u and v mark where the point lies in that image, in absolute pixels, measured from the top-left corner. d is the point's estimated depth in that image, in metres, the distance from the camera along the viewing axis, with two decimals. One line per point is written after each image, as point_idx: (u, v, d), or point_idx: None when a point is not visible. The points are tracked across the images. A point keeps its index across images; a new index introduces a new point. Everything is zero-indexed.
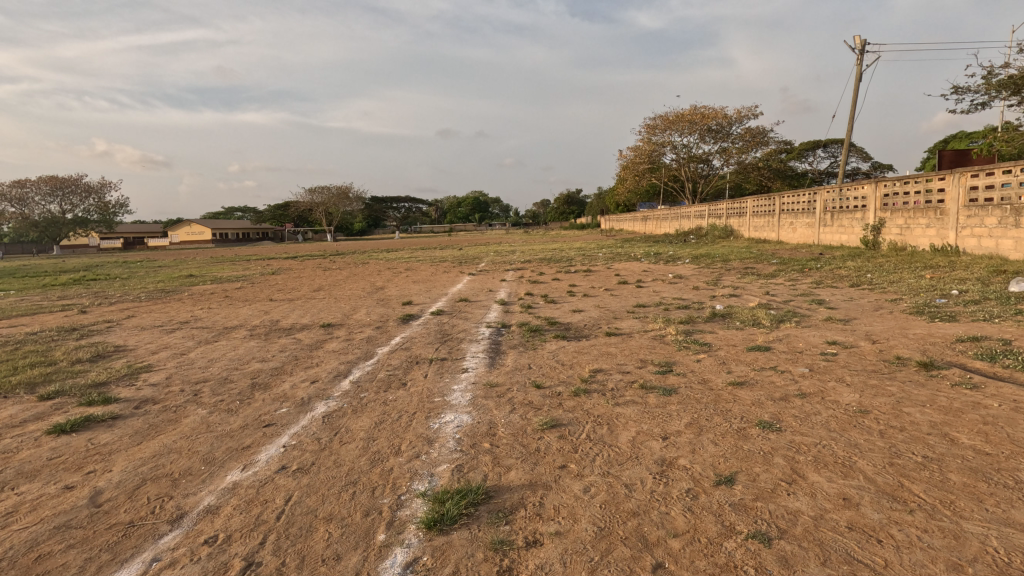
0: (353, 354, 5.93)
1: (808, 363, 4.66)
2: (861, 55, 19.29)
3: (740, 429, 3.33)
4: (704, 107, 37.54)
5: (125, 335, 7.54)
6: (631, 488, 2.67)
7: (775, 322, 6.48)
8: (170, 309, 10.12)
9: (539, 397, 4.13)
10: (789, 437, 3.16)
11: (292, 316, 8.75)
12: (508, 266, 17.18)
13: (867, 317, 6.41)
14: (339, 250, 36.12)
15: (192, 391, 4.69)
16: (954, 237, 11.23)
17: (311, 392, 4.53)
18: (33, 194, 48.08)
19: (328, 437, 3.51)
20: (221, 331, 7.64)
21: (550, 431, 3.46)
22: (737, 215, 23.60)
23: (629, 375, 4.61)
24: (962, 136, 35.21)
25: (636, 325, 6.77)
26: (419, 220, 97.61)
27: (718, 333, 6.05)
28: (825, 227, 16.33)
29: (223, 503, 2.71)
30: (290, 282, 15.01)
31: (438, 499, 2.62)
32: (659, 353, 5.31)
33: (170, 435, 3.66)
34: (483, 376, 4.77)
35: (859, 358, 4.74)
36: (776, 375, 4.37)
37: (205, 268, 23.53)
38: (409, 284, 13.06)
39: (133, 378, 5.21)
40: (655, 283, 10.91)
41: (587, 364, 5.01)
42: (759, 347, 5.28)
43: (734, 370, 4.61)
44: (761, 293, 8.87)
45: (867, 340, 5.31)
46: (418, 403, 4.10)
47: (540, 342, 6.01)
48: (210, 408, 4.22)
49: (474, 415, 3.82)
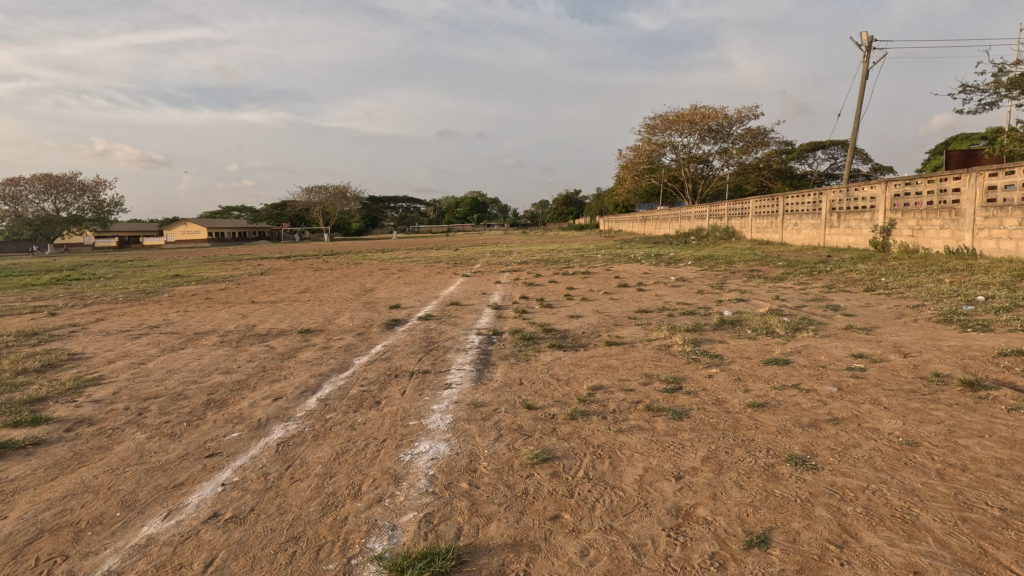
0: (326, 365, 5.37)
1: (835, 380, 4.12)
2: (867, 52, 18.74)
3: (769, 466, 2.79)
4: (704, 107, 37.06)
5: (85, 342, 6.95)
6: (640, 551, 2.13)
7: (790, 330, 5.91)
8: (142, 313, 9.52)
9: (529, 421, 3.58)
10: (829, 479, 2.61)
11: (270, 320, 8.17)
12: (503, 268, 16.57)
13: (891, 326, 5.86)
14: (336, 250, 35.41)
15: (136, 410, 4.12)
16: (970, 240, 10.69)
17: (271, 413, 3.97)
18: (26, 192, 47.40)
19: (278, 472, 2.97)
20: (190, 337, 7.04)
21: (540, 467, 2.91)
22: (739, 216, 23.04)
23: (633, 394, 4.05)
24: (965, 137, 34.87)
25: (639, 333, 6.23)
26: (417, 220, 96.86)
27: (729, 343, 5.50)
28: (832, 228, 15.78)
29: (127, 568, 2.15)
30: (277, 283, 14.44)
31: (395, 568, 2.07)
32: (666, 367, 4.75)
33: (92, 468, 3.10)
34: (468, 393, 4.21)
35: (891, 375, 4.19)
36: (801, 396, 3.82)
37: (195, 267, 22.89)
38: (399, 286, 12.49)
39: (77, 392, 4.64)
40: (657, 286, 10.36)
41: (585, 379, 4.44)
42: (777, 360, 4.75)
43: (752, 389, 4.06)
44: (771, 298, 8.29)
45: (897, 354, 4.76)
46: (390, 428, 3.53)
47: (533, 352, 5.45)
48: (151, 432, 3.65)
49: (453, 444, 3.26)
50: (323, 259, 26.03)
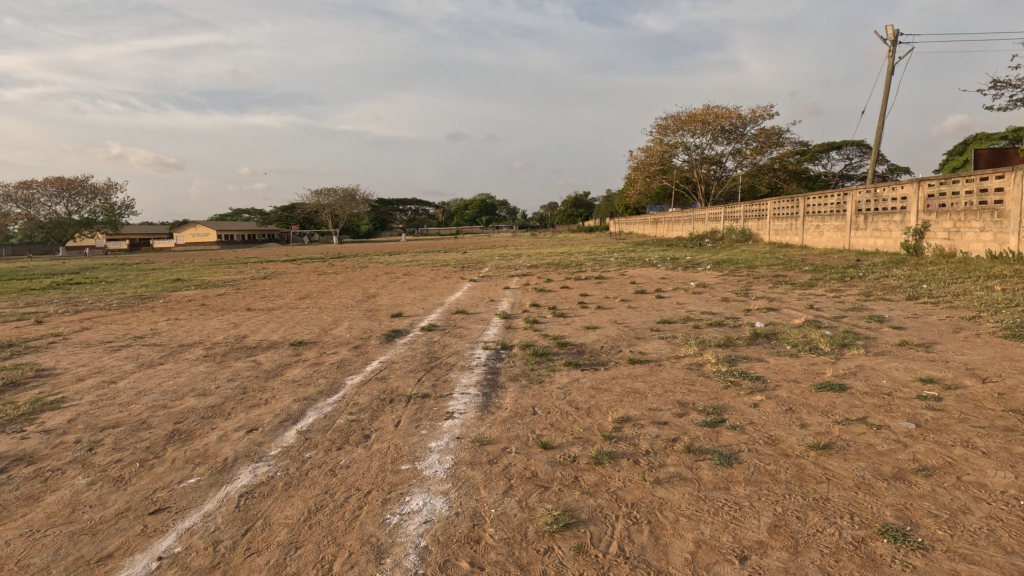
0: (315, 385, 4.77)
1: (909, 415, 3.45)
2: (893, 46, 17.89)
3: (859, 543, 2.15)
4: (718, 106, 36.26)
5: (61, 355, 6.40)
6: None
7: (838, 347, 5.23)
8: (130, 321, 8.95)
9: (545, 467, 2.96)
10: (949, 568, 1.97)
11: (263, 331, 7.61)
12: (513, 272, 15.94)
13: (952, 343, 5.17)
14: (345, 253, 34.95)
15: (87, 445, 3.54)
16: (1015, 243, 9.92)
17: (241, 450, 3.37)
18: (39, 195, 47.63)
19: (235, 538, 2.38)
20: (173, 350, 6.48)
21: (562, 538, 2.29)
22: (756, 217, 22.26)
23: (668, 429, 3.41)
24: (987, 136, 33.82)
25: (664, 348, 5.58)
26: (426, 222, 96.66)
27: (770, 362, 4.83)
28: (858, 230, 15.02)
29: None
30: (277, 288, 13.94)
31: None
32: (702, 393, 4.09)
33: (7, 531, 2.51)
34: (472, 427, 3.58)
35: (976, 407, 3.51)
36: (872, 435, 3.17)
37: (198, 270, 22.50)
38: (403, 292, 11.92)
39: (28, 420, 4.07)
40: (677, 293, 9.70)
41: (609, 409, 3.79)
42: (830, 385, 4.08)
43: (810, 424, 3.40)
44: (805, 308, 7.58)
45: (974, 378, 4.07)
46: (379, 475, 2.93)
47: (547, 372, 4.82)
48: (94, 476, 3.06)
49: (452, 499, 2.65)
50: (329, 262, 25.53)
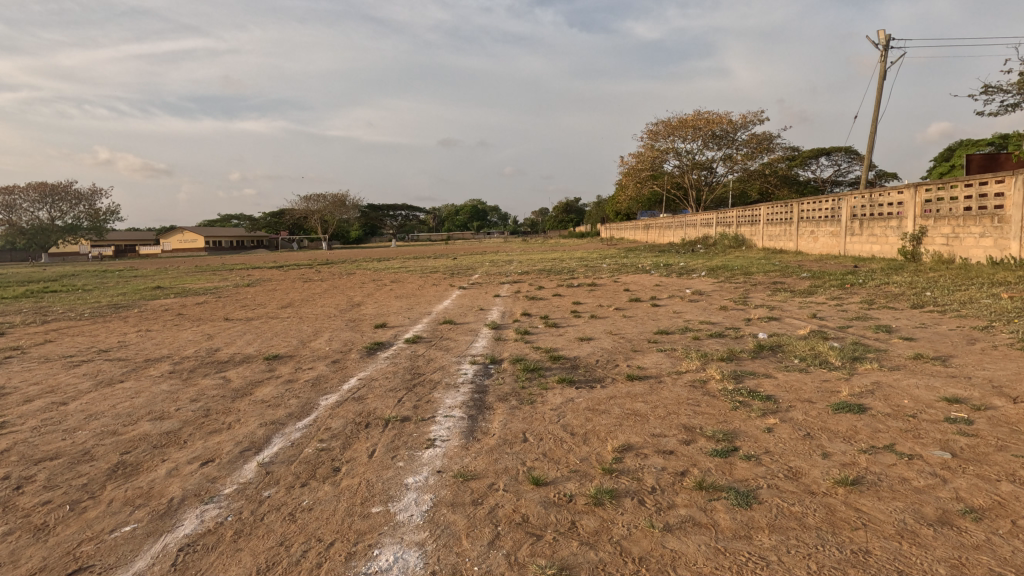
0: (285, 406, 4.35)
1: (940, 442, 3.10)
2: (884, 51, 17.81)
3: None
4: (709, 112, 36.23)
5: (14, 372, 5.92)
6: None
7: (849, 361, 4.89)
8: (99, 333, 8.46)
9: (537, 509, 2.56)
10: None
11: (237, 344, 7.16)
12: (503, 279, 15.57)
13: (971, 356, 4.85)
14: (334, 259, 34.28)
15: (15, 482, 3.10)
16: (1016, 248, 9.69)
17: (190, 488, 2.95)
18: (21, 201, 46.68)
19: None
20: (138, 366, 6.02)
21: None
22: (749, 223, 22.07)
23: (676, 459, 3.04)
24: (975, 142, 34.11)
25: (664, 363, 5.21)
26: (417, 228, 96.16)
27: (779, 379, 4.48)
28: (853, 236, 14.81)
29: None
30: (259, 297, 13.46)
31: None
32: (709, 416, 3.71)
33: None
34: (455, 459, 3.18)
35: (1013, 432, 3.18)
36: (904, 467, 2.82)
37: (181, 277, 22.02)
38: (390, 300, 11.47)
39: None
40: (673, 301, 9.36)
41: (608, 436, 3.41)
42: (848, 406, 3.73)
43: (833, 453, 3.04)
44: (808, 317, 7.25)
45: (1004, 397, 3.74)
46: (346, 521, 2.52)
47: (539, 391, 4.44)
48: (13, 524, 2.63)
49: (427, 554, 2.25)
50: (315, 268, 24.95)
